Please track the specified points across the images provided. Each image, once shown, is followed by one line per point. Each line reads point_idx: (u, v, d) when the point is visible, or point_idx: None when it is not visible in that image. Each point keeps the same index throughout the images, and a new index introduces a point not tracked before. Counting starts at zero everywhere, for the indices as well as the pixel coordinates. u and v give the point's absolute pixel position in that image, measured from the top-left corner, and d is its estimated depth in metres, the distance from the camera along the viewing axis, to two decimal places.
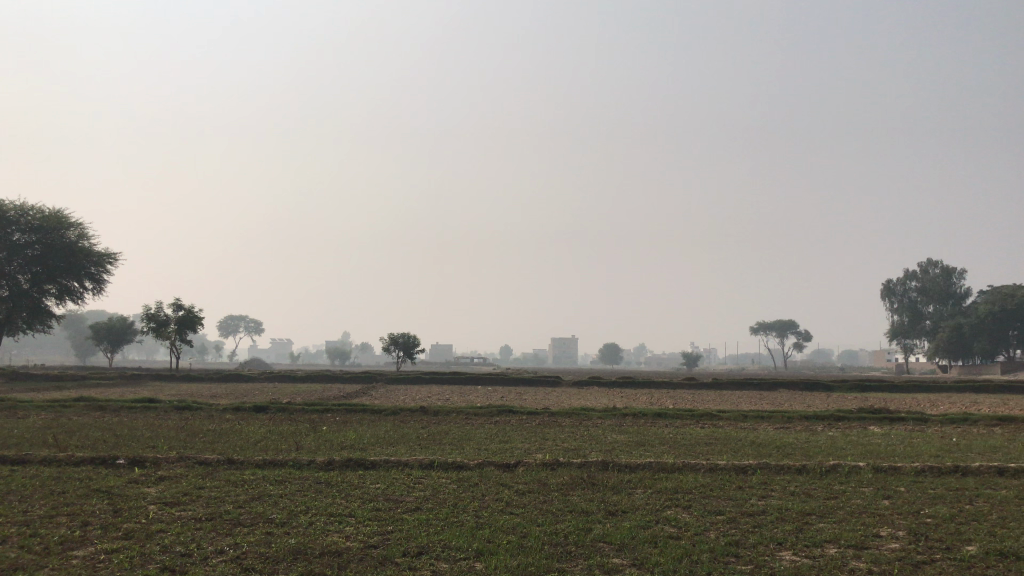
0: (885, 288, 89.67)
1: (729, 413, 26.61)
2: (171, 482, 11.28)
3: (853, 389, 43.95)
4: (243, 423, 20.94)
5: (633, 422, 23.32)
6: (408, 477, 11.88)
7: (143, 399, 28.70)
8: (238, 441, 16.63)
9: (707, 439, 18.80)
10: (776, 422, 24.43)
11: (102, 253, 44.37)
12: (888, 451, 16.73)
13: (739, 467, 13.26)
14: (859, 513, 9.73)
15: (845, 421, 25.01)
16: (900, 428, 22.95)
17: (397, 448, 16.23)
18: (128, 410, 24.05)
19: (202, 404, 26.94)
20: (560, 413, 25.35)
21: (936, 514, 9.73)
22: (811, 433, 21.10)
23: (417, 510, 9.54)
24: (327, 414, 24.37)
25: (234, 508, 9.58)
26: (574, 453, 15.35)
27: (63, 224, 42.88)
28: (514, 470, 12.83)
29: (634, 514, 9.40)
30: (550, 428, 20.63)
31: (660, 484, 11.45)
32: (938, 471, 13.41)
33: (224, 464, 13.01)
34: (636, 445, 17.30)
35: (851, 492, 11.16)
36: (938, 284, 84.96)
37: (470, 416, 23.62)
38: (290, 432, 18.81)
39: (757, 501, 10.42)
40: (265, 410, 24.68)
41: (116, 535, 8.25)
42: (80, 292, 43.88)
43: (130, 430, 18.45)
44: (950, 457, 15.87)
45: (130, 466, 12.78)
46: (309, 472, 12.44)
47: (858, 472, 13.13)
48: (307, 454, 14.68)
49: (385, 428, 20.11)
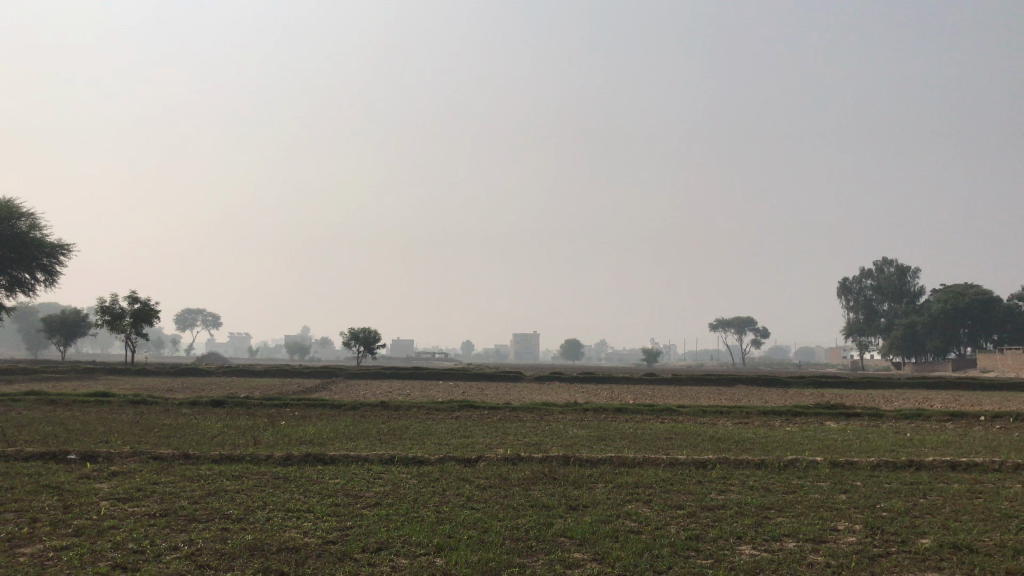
0: (842, 286, 91.09)
1: (689, 408, 26.83)
2: (125, 478, 11.03)
3: (810, 385, 44.58)
4: (200, 417, 20.61)
5: (594, 418, 23.40)
6: (368, 473, 11.76)
7: (97, 393, 28.14)
8: (195, 435, 16.36)
9: (668, 434, 18.91)
10: (735, 417, 24.65)
11: (54, 244, 43.42)
12: (844, 446, 16.96)
13: (699, 461, 13.34)
14: (817, 507, 9.83)
15: (803, 416, 25.33)
16: (855, 424, 23.30)
17: (358, 443, 16.07)
18: (81, 404, 23.56)
19: (157, 399, 26.48)
20: (521, 408, 25.35)
21: (893, 508, 9.85)
22: (769, 428, 21.34)
23: (378, 505, 9.42)
24: (286, 409, 24.09)
25: (189, 503, 9.39)
26: (536, 448, 15.35)
27: (14, 214, 41.86)
28: (475, 465, 12.77)
29: (595, 509, 9.38)
30: (511, 423, 20.61)
31: (621, 479, 11.46)
32: (893, 466, 13.61)
33: (179, 459, 12.77)
34: (597, 440, 17.34)
35: (810, 487, 11.27)
36: (893, 282, 86.54)
37: (431, 411, 23.52)
38: (248, 427, 18.55)
39: (716, 495, 10.47)
40: (222, 405, 24.32)
41: (66, 533, 8.02)
42: (32, 284, 42.92)
43: (82, 425, 18.06)
44: (906, 452, 16.13)
45: (82, 462, 12.48)
46: (268, 467, 12.25)
47: (815, 466, 13.28)
48: (265, 449, 14.47)
49: (344, 423, 19.94)
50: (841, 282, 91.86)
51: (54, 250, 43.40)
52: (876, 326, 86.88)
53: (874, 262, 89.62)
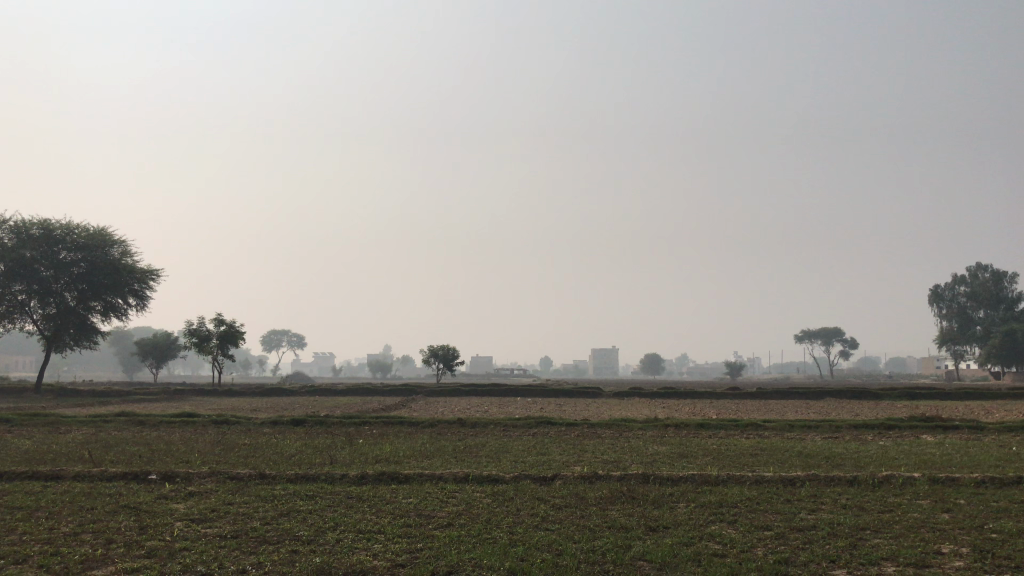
0: (933, 293, 87.62)
1: (774, 423, 25.87)
2: (202, 498, 11.07)
3: (903, 397, 42.80)
4: (280, 436, 20.81)
5: (676, 433, 22.81)
6: (443, 491, 11.54)
7: (183, 414, 28.87)
8: (272, 454, 16.45)
9: (752, 450, 18.21)
10: (824, 432, 23.61)
11: (145, 270, 44.83)
12: (944, 461, 16.01)
13: (786, 478, 12.71)
14: (918, 528, 9.15)
15: (897, 430, 24.14)
16: (954, 437, 22.11)
17: (433, 461, 15.87)
18: (167, 425, 24.11)
19: (240, 418, 26.91)
20: (600, 424, 24.85)
21: (1003, 530, 9.09)
22: (860, 443, 20.41)
23: (450, 526, 9.15)
24: (365, 427, 24.17)
25: (261, 524, 9.30)
26: (614, 466, 14.91)
27: (108, 241, 43.46)
28: (551, 483, 12.44)
29: (676, 530, 8.94)
30: (589, 440, 20.21)
31: (703, 498, 10.95)
32: (999, 483, 12.71)
33: (256, 478, 12.78)
34: (678, 456, 16.77)
35: (908, 505, 10.56)
36: (988, 288, 82.82)
37: (508, 428, 23.27)
38: (326, 445, 18.60)
39: (806, 514, 9.90)
40: (302, 424, 24.55)
41: (138, 554, 8.00)
42: (124, 309, 44.39)
43: (166, 445, 18.38)
44: (1013, 468, 15.07)
45: (162, 482, 12.60)
46: (342, 487, 12.14)
47: (913, 483, 12.48)
48: (340, 468, 14.36)
49: (422, 441, 19.86)
50: (932, 289, 88.35)
51: (144, 275, 44.81)
52: (972, 335, 83.05)
53: (969, 268, 86.03)
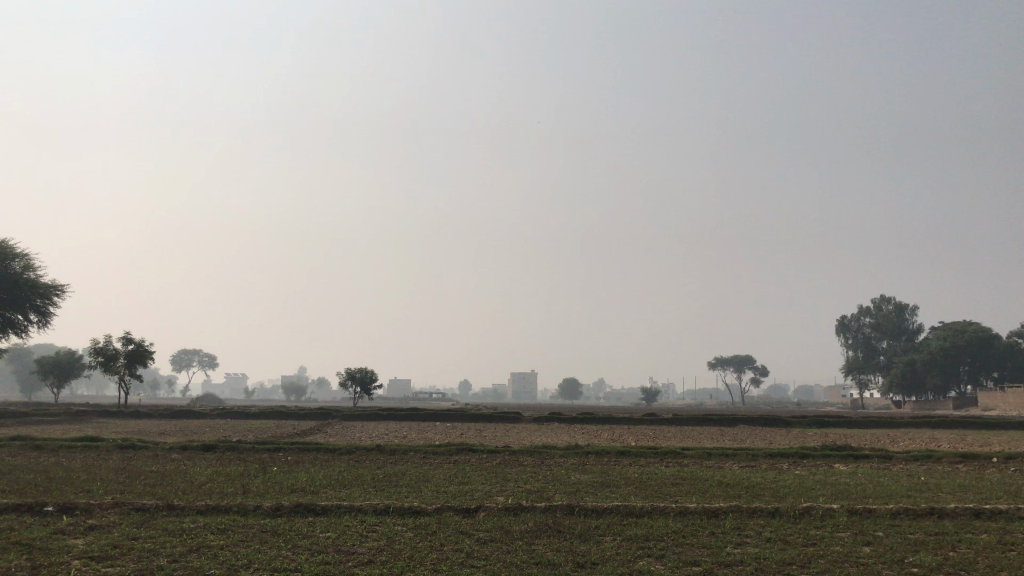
0: (839, 323, 90.45)
1: (693, 450, 26.14)
2: (103, 533, 10.38)
3: (813, 425, 43.95)
4: (189, 463, 19.90)
5: (597, 461, 22.73)
6: (362, 525, 11.12)
7: (84, 438, 27.44)
8: (180, 483, 15.67)
9: (674, 479, 18.28)
10: (742, 461, 23.92)
11: (48, 285, 42.87)
12: (858, 491, 16.31)
13: (709, 510, 12.69)
14: (842, 562, 9.19)
15: (811, 459, 24.65)
16: (865, 466, 22.67)
17: (352, 491, 15.35)
18: (67, 450, 22.84)
19: (146, 442, 25.66)
20: (521, 451, 24.61)
21: (924, 564, 9.18)
22: (777, 472, 20.72)
23: (370, 564, 8.75)
24: (279, 453, 23.35)
25: (167, 562, 8.72)
26: (538, 496, 14.68)
27: (8, 255, 41.49)
28: (475, 515, 12.12)
29: (606, 566, 8.74)
30: (510, 468, 19.93)
31: (630, 531, 10.82)
32: (914, 514, 12.97)
33: (163, 510, 12.10)
34: (601, 486, 16.69)
35: (830, 538, 10.63)
36: (892, 319, 86.12)
37: (429, 455, 22.90)
38: (239, 473, 17.86)
39: (732, 549, 9.86)
40: (214, 449, 23.63)
41: None
42: (24, 325, 42.32)
43: (66, 472, 17.36)
44: (925, 498, 15.45)
45: (60, 515, 11.81)
46: (255, 520, 11.59)
47: (833, 515, 12.62)
48: (253, 498, 13.73)
49: (340, 469, 19.28)
50: (839, 319, 91.20)
51: (48, 291, 42.83)
52: (876, 364, 86.26)
53: (873, 300, 89.32)
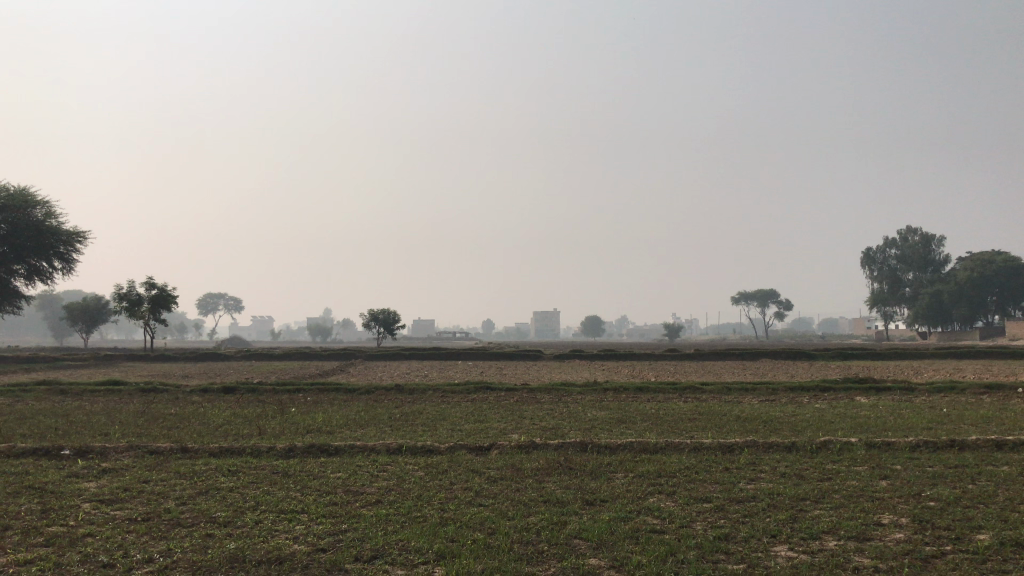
0: (864, 256, 89.19)
1: (712, 385, 26.01)
2: (115, 476, 10.42)
3: (836, 357, 43.79)
4: (208, 405, 20.04)
5: (614, 397, 22.71)
6: (373, 465, 11.07)
7: (108, 381, 27.73)
8: (197, 425, 15.74)
9: (691, 414, 18.16)
10: (761, 395, 23.78)
11: (71, 232, 43.08)
12: (878, 424, 16.14)
13: (724, 445, 12.55)
14: (857, 497, 9.01)
15: (832, 392, 24.49)
16: (887, 399, 22.50)
17: (367, 431, 15.40)
18: (90, 394, 23.15)
19: (169, 386, 25.92)
20: (540, 388, 24.65)
21: (941, 497, 8.99)
22: (797, 405, 20.61)
23: (378, 505, 8.70)
24: (299, 394, 23.54)
25: (175, 505, 8.71)
26: (553, 433, 14.63)
27: (30, 202, 41.68)
28: (488, 454, 12.06)
29: (615, 503, 8.63)
30: (528, 405, 19.95)
31: (641, 467, 10.70)
32: (934, 446, 12.76)
33: (177, 452, 12.15)
34: (617, 422, 16.59)
35: (846, 473, 10.45)
36: (918, 251, 84.78)
37: (447, 393, 22.98)
38: (256, 414, 17.98)
39: (744, 485, 9.71)
40: (234, 391, 23.84)
41: (35, 543, 7.24)
42: (49, 272, 42.69)
43: (87, 416, 17.54)
44: (946, 430, 15.19)
45: (75, 458, 11.87)
46: (267, 461, 11.61)
47: (851, 449, 12.44)
48: (268, 439, 13.76)
49: (357, 409, 19.38)
50: (864, 251, 89.91)
51: (70, 238, 43.06)
52: (902, 296, 85.36)
53: (899, 231, 87.87)
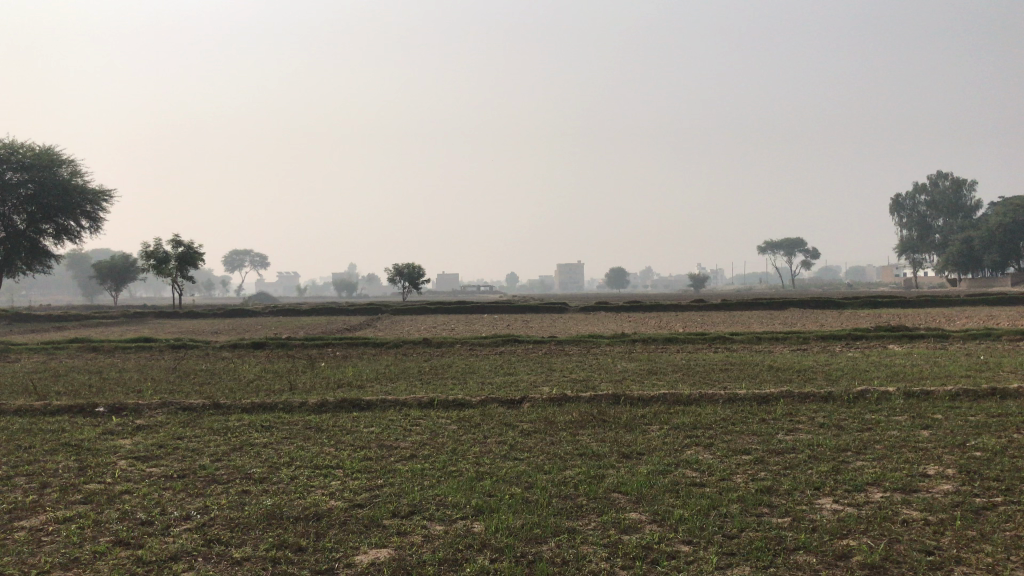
0: (893, 203, 87.70)
1: (742, 335, 25.79)
2: (150, 433, 10.45)
3: (865, 305, 43.33)
4: (238, 361, 20.16)
5: (643, 348, 22.61)
6: (406, 419, 11.01)
7: (139, 339, 28.01)
8: (228, 381, 15.81)
9: (722, 364, 18.03)
10: (791, 344, 23.58)
11: (97, 191, 43.33)
12: (915, 373, 15.91)
13: (759, 396, 12.37)
14: (899, 448, 8.83)
15: (864, 340, 24.21)
16: (920, 347, 22.24)
17: (398, 385, 15.42)
18: (122, 351, 23.38)
19: (199, 342, 26.12)
20: (568, 340, 24.58)
21: (986, 447, 8.78)
22: (829, 354, 20.43)
23: (413, 459, 8.64)
24: (328, 349, 23.64)
25: (210, 462, 8.70)
26: (584, 386, 14.54)
27: (56, 161, 41.89)
28: (520, 407, 11.98)
29: (652, 456, 8.50)
30: (556, 357, 19.93)
31: (677, 419, 10.56)
32: (974, 395, 12.50)
33: (210, 409, 12.18)
34: (647, 373, 16.50)
35: (887, 423, 10.24)
36: (948, 197, 83.17)
37: (475, 346, 22.97)
38: (286, 370, 18.05)
39: (783, 436, 9.53)
40: (263, 347, 23.99)
41: (74, 500, 7.25)
42: (77, 231, 43.02)
43: (120, 373, 17.70)
44: (984, 378, 14.94)
45: (110, 416, 11.94)
46: (299, 416, 11.59)
47: (889, 398, 12.22)
48: (299, 395, 13.76)
49: (386, 363, 19.44)
50: (893, 198, 88.39)
51: (97, 197, 43.32)
52: (931, 243, 84.20)
53: (929, 177, 86.21)
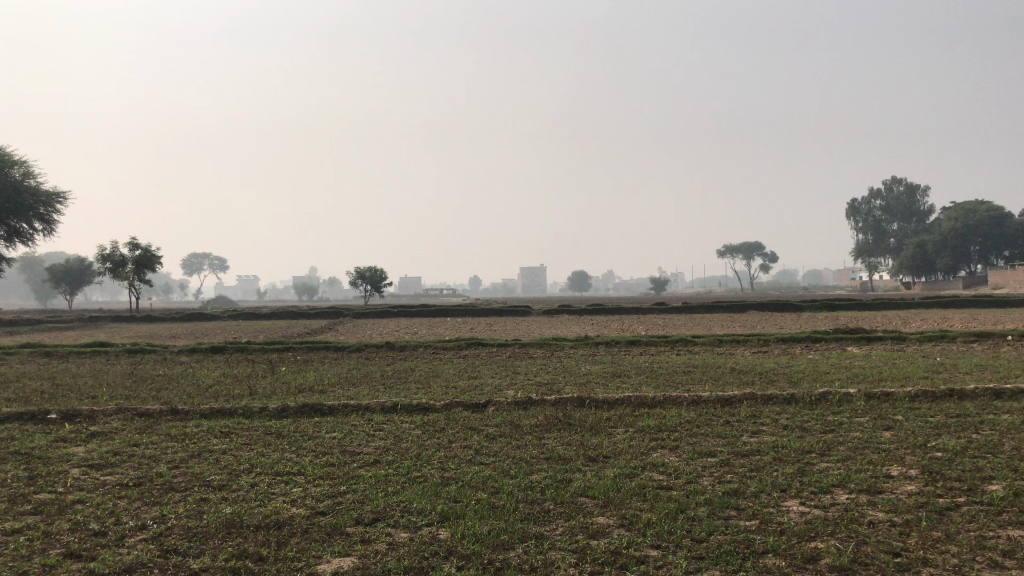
0: (849, 207, 89.07)
1: (704, 338, 25.94)
2: (105, 440, 10.16)
3: (823, 308, 43.90)
4: (197, 366, 19.82)
5: (606, 351, 22.64)
6: (369, 424, 10.85)
7: (95, 343, 27.42)
8: (186, 386, 15.50)
9: (685, 367, 18.10)
10: (752, 346, 23.76)
11: (50, 193, 42.39)
12: (874, 374, 16.12)
13: (723, 398, 12.40)
14: (862, 449, 8.88)
15: (824, 342, 24.49)
16: (879, 348, 22.55)
17: (360, 389, 15.24)
18: (76, 356, 22.83)
19: (156, 346, 25.61)
20: (531, 343, 24.54)
21: (947, 448, 8.86)
22: (790, 356, 20.63)
23: (376, 464, 8.51)
24: (288, 353, 23.34)
25: (167, 469, 8.47)
26: (549, 389, 14.49)
27: (7, 162, 40.89)
28: (485, 411, 11.87)
29: (618, 459, 8.45)
30: (520, 360, 19.86)
31: (642, 422, 10.52)
32: (934, 396, 12.65)
33: (167, 415, 11.90)
34: (611, 376, 16.49)
35: (849, 424, 10.31)
36: (902, 201, 84.69)
37: (438, 350, 22.83)
38: (246, 375, 17.76)
39: (748, 438, 9.55)
40: (223, 351, 23.60)
41: (24, 511, 7.01)
42: (30, 234, 42.02)
43: (74, 378, 17.28)
44: (942, 379, 15.16)
45: (63, 423, 11.61)
46: (260, 422, 11.36)
47: (850, 400, 12.32)
48: (259, 400, 13.52)
49: (348, 367, 19.24)
50: (850, 203, 89.82)
51: (50, 199, 42.35)
52: (886, 247, 85.69)
53: (884, 182, 87.74)
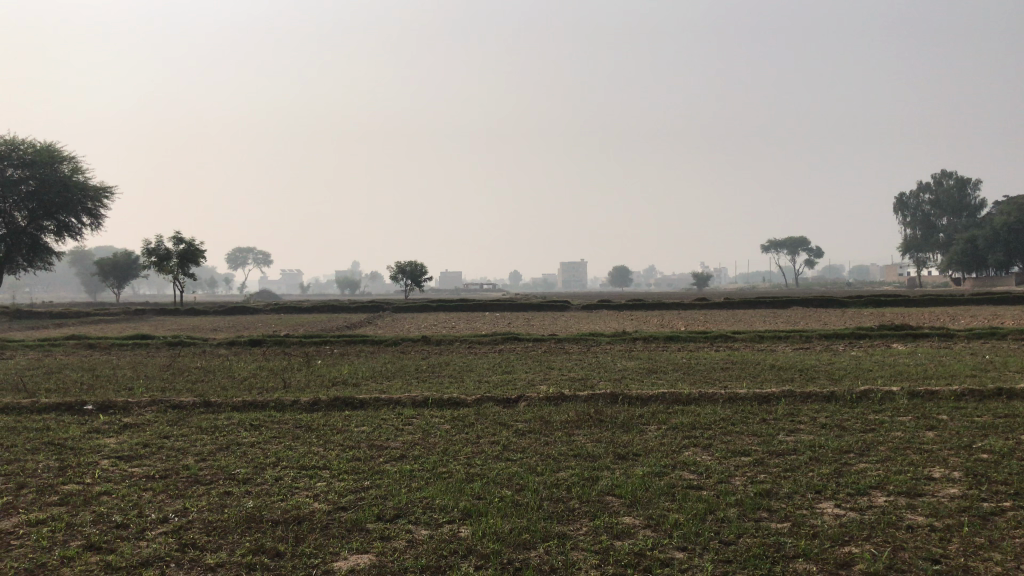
0: (897, 201, 87.31)
1: (745, 334, 25.49)
2: (136, 432, 10.21)
3: (869, 304, 42.97)
4: (235, 358, 19.97)
5: (643, 346, 22.37)
6: (398, 419, 10.76)
7: (137, 335, 27.83)
8: (221, 379, 15.59)
9: (723, 364, 17.79)
10: (794, 343, 23.30)
11: (98, 188, 43.13)
12: (919, 372, 15.65)
13: (760, 396, 12.10)
14: (903, 449, 8.55)
15: (868, 339, 23.93)
16: (925, 345, 21.97)
17: (393, 383, 15.20)
18: (118, 348, 23.15)
19: (196, 340, 25.90)
20: (568, 338, 24.32)
21: (994, 449, 8.51)
22: (832, 353, 20.19)
23: (403, 459, 8.42)
24: (325, 346, 23.44)
25: (194, 461, 8.46)
26: (582, 384, 14.30)
27: (57, 158, 41.75)
28: (515, 406, 11.72)
29: (649, 458, 8.26)
30: (556, 356, 19.68)
31: (675, 420, 10.29)
32: (980, 395, 12.23)
33: (200, 407, 11.95)
34: (647, 372, 16.24)
35: (890, 424, 9.97)
36: (953, 196, 82.73)
37: (474, 344, 22.75)
38: (281, 367, 17.84)
39: (784, 437, 9.29)
40: (261, 344, 23.76)
41: (51, 502, 7.03)
42: (78, 228, 42.81)
43: (113, 370, 17.49)
44: (989, 378, 14.65)
45: (98, 414, 11.72)
46: (291, 415, 11.34)
47: (892, 399, 11.95)
48: (292, 393, 13.54)
49: (383, 361, 19.23)
50: (897, 198, 88.07)
51: (98, 194, 43.10)
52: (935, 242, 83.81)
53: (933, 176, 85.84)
